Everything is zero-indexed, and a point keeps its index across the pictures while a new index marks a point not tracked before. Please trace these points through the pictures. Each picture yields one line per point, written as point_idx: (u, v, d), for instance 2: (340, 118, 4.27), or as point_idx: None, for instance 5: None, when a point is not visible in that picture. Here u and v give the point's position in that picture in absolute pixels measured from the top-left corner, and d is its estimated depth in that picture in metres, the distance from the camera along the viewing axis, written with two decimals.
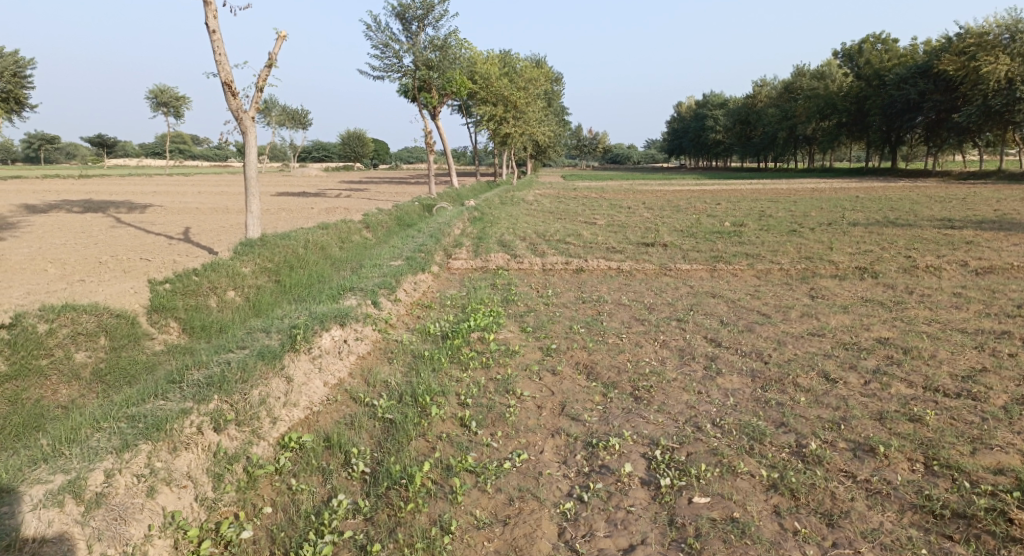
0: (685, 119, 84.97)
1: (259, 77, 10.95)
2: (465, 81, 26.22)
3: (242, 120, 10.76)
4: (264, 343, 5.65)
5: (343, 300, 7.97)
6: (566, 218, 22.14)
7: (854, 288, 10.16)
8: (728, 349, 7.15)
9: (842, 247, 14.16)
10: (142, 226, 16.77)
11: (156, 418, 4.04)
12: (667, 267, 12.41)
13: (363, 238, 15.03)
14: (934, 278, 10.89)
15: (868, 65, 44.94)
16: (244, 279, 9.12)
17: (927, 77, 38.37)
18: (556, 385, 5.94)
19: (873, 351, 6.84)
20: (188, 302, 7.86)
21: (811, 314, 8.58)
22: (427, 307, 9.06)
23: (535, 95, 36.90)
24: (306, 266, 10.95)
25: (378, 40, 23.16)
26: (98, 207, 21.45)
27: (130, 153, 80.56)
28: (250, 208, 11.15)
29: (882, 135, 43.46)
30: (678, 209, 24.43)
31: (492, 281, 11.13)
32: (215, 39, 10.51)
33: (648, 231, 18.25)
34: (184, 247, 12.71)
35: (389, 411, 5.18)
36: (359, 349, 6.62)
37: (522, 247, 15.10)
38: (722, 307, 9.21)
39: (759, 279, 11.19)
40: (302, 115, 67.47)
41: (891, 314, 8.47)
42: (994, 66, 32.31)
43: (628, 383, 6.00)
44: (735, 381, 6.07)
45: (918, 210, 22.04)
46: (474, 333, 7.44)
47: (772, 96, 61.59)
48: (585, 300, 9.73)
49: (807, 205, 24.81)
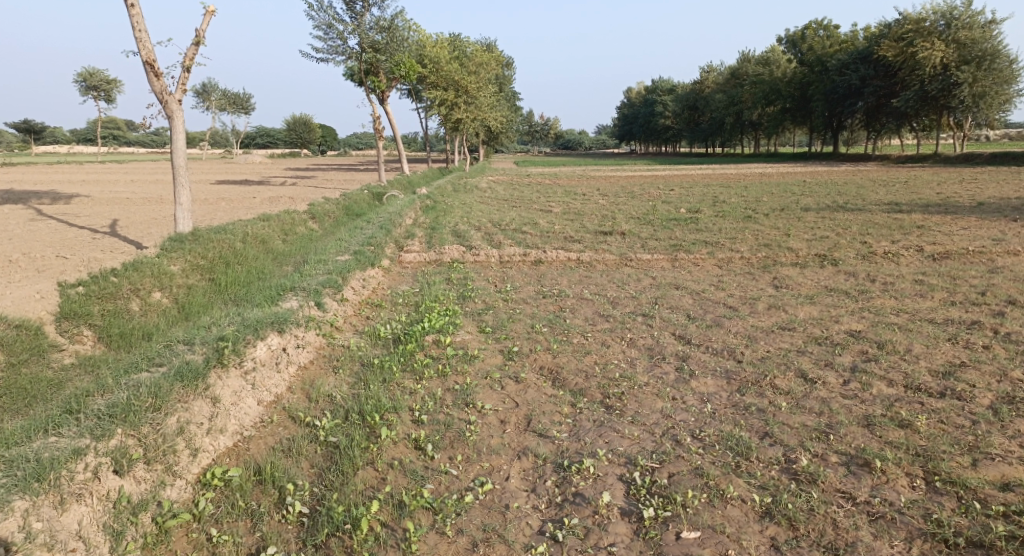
0: (635, 104, 85.49)
1: (185, 56, 9.95)
2: (414, 65, 25.28)
3: (167, 103, 9.77)
4: (185, 358, 4.90)
5: (282, 302, 7.22)
6: (521, 205, 21.60)
7: (816, 277, 9.97)
8: (698, 347, 6.76)
9: (798, 234, 14.08)
10: (63, 219, 15.40)
11: (36, 466, 3.34)
12: (628, 257, 12.03)
13: (308, 229, 14.13)
14: (892, 264, 10.83)
15: (811, 51, 45.76)
16: (172, 278, 8.23)
17: (868, 63, 39.27)
18: (519, 395, 5.42)
19: (846, 346, 6.59)
20: (105, 307, 6.97)
21: (778, 306, 8.29)
22: (376, 306, 8.38)
23: (486, 79, 36.08)
24: (244, 261, 10.09)
25: (320, 21, 21.99)
26: (17, 198, 19.71)
27: (59, 139, 75.97)
28: (179, 199, 10.20)
29: (825, 120, 44.47)
30: (633, 195, 24.22)
31: (446, 276, 10.52)
32: (134, 14, 9.47)
33: (605, 218, 17.92)
34: (109, 242, 11.60)
35: (332, 434, 4.56)
36: (298, 359, 5.92)
37: (477, 237, 14.50)
38: (687, 300, 8.86)
39: (721, 269, 10.93)
40: (245, 99, 64.67)
41: (858, 304, 8.26)
42: (930, 53, 33.22)
43: (598, 391, 5.52)
44: (710, 385, 5.66)
45: (865, 194, 22.37)
46: (429, 336, 6.83)
47: (719, 82, 62.32)
48: (546, 294, 9.22)
49: (758, 190, 24.96)
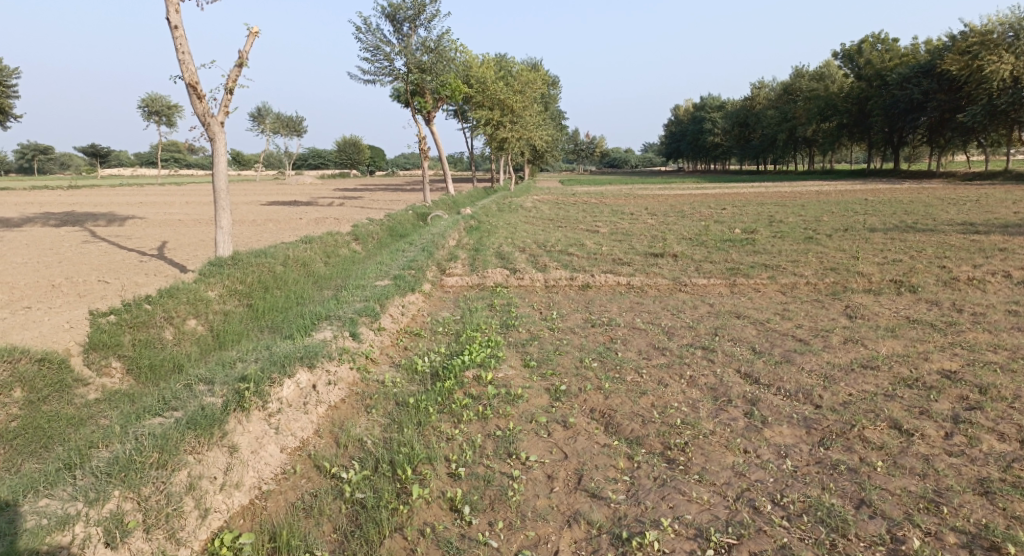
0: (682, 122, 84.20)
1: (228, 78, 9.86)
2: (459, 85, 25.22)
3: (210, 126, 9.68)
4: (203, 400, 4.55)
5: (316, 333, 6.84)
6: (568, 225, 21.08)
7: (894, 305, 9.06)
8: (768, 388, 6.04)
9: (866, 257, 13.06)
10: (116, 240, 15.67)
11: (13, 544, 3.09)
12: (681, 282, 11.32)
13: (351, 251, 13.93)
14: (979, 292, 9.80)
15: (868, 64, 43.98)
16: (209, 304, 8.00)
17: (931, 76, 37.40)
18: (568, 444, 4.84)
19: (942, 390, 5.76)
20: (136, 337, 6.77)
21: (855, 340, 7.47)
22: (415, 335, 7.94)
23: (533, 98, 35.91)
24: (284, 286, 9.86)
25: (368, 43, 22.16)
26: (76, 220, 20.26)
27: (125, 162, 79.63)
28: (220, 222, 10.04)
29: (885, 136, 42.54)
30: (683, 215, 23.37)
31: (489, 301, 10.07)
32: (178, 37, 9.43)
33: (655, 239, 17.22)
34: (155, 265, 11.62)
35: (360, 489, 4.09)
36: (329, 398, 5.49)
37: (521, 260, 14.02)
38: (750, 331, 8.11)
39: (785, 296, 10.12)
40: (297, 122, 66.41)
41: (947, 339, 7.37)
42: (998, 66, 31.37)
43: (657, 440, 4.89)
44: (787, 436, 4.95)
45: (934, 213, 20.95)
46: (469, 371, 6.32)
47: (770, 98, 60.70)
48: (595, 323, 8.63)
49: (816, 209, 23.77)
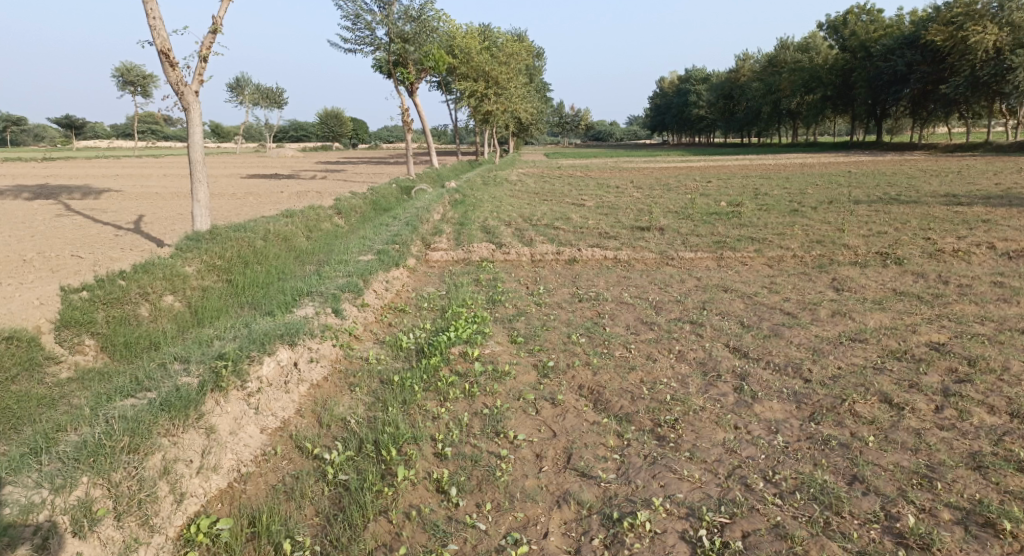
0: (668, 94, 83.73)
1: (202, 45, 9.46)
2: (443, 55, 24.65)
3: (184, 95, 9.30)
4: (178, 380, 4.38)
5: (297, 310, 6.65)
6: (553, 199, 20.88)
7: (881, 278, 9.04)
8: (757, 362, 5.98)
9: (852, 229, 13.04)
10: (90, 214, 15.22)
11: None
12: (668, 255, 11.22)
13: (334, 226, 13.65)
14: (964, 264, 9.80)
15: (853, 36, 43.76)
16: (187, 280, 7.76)
17: (915, 48, 37.28)
18: (557, 422, 4.75)
19: (930, 363, 5.73)
20: (110, 314, 6.54)
21: (843, 313, 7.43)
22: (399, 311, 7.78)
23: (517, 69, 35.31)
24: (265, 261, 9.62)
25: (348, 11, 21.53)
26: (49, 194, 19.66)
27: (100, 134, 77.63)
28: (196, 196, 9.72)
29: (868, 108, 42.55)
30: (669, 188, 23.27)
31: (475, 276, 9.92)
32: (148, 1, 9.01)
33: (641, 213, 17.10)
34: (131, 240, 11.29)
35: (343, 470, 3.98)
36: (311, 377, 5.34)
37: (507, 233, 13.84)
38: (738, 305, 8.05)
39: (771, 269, 10.08)
40: (278, 94, 64.95)
41: (934, 311, 7.35)
42: (982, 37, 31.30)
43: (648, 417, 4.82)
44: (778, 410, 4.90)
45: (917, 185, 21.02)
46: (455, 347, 6.19)
47: (755, 70, 60.38)
48: (582, 298, 8.53)
49: (801, 181, 23.75)
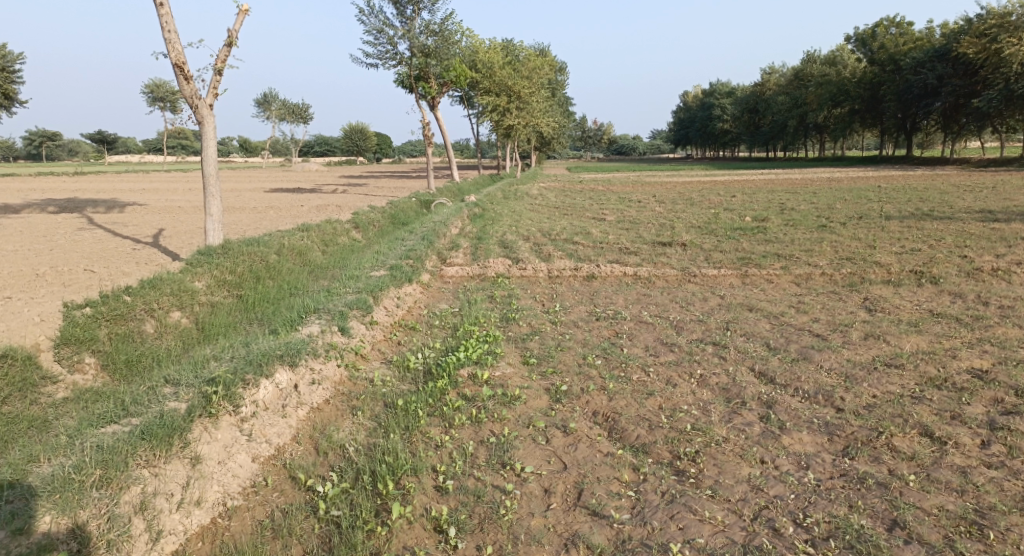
0: (691, 108, 83.20)
1: (217, 58, 9.43)
2: (464, 70, 24.64)
3: (197, 108, 9.26)
4: (166, 405, 4.26)
5: (302, 328, 6.45)
6: (573, 213, 20.59)
7: (916, 298, 8.57)
8: (784, 389, 5.59)
9: (883, 246, 12.52)
10: (112, 228, 15.33)
11: None
12: (690, 272, 10.86)
13: (350, 239, 13.54)
14: (1005, 284, 9.26)
15: (881, 48, 42.97)
16: (196, 296, 7.64)
17: (946, 60, 36.45)
18: (568, 452, 4.45)
19: (973, 392, 5.29)
20: (114, 330, 6.42)
21: (876, 335, 7.00)
22: (410, 329, 7.53)
23: (540, 84, 35.23)
24: (277, 276, 9.47)
25: (371, 26, 21.63)
26: (75, 207, 19.95)
27: (132, 150, 79.51)
28: (209, 210, 9.64)
29: (898, 122, 41.63)
30: (692, 202, 22.85)
31: (489, 292, 9.67)
32: (164, 14, 9.00)
33: (663, 227, 16.75)
34: (147, 253, 11.27)
35: (335, 505, 3.79)
36: (311, 400, 5.13)
37: (525, 248, 13.59)
38: (764, 325, 7.66)
39: (799, 287, 9.66)
40: (304, 109, 65.90)
41: (974, 334, 6.88)
42: (1017, 49, 30.45)
43: (666, 448, 4.50)
44: (808, 443, 4.53)
45: (951, 200, 20.31)
46: (464, 369, 5.91)
47: (780, 84, 59.67)
48: (599, 316, 8.21)
49: (829, 196, 23.15)
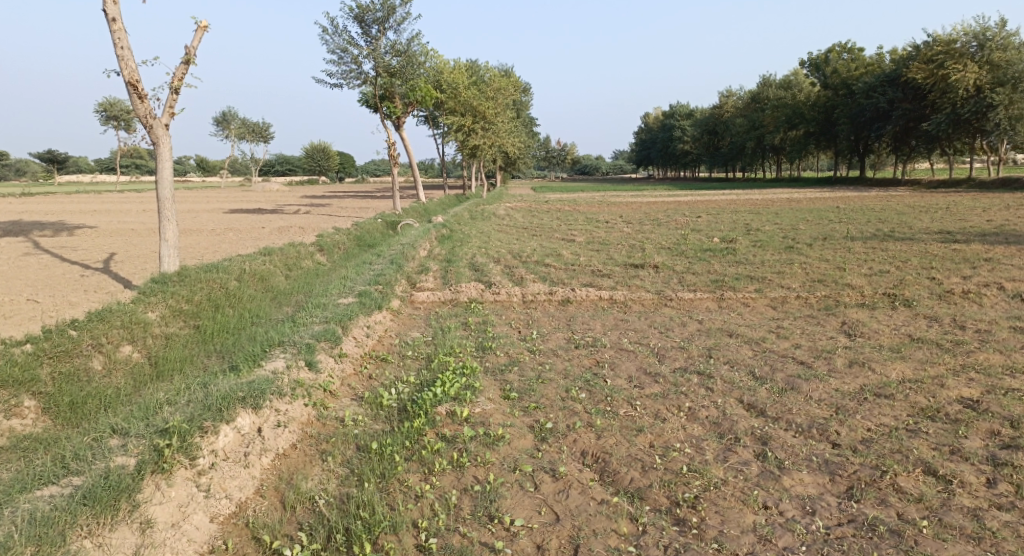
0: (652, 130, 84.74)
1: (174, 76, 8.96)
2: (430, 89, 24.42)
3: (152, 129, 8.76)
4: (114, 463, 3.86)
5: (266, 364, 5.99)
6: (542, 234, 20.41)
7: (893, 322, 8.55)
8: (777, 422, 5.38)
9: (852, 268, 12.63)
10: (59, 252, 14.47)
11: None
12: (666, 296, 10.70)
13: (315, 263, 13.04)
14: (977, 306, 9.34)
15: (835, 74, 44.43)
16: (150, 328, 7.11)
17: (896, 85, 37.80)
18: (560, 501, 4.15)
19: (969, 424, 5.18)
20: (57, 369, 5.86)
21: (861, 362, 6.88)
22: (381, 361, 7.13)
23: (506, 105, 35.21)
24: (238, 303, 8.96)
25: (335, 45, 21.26)
26: (20, 230, 18.90)
27: (84, 169, 76.84)
28: (164, 235, 9.08)
29: (851, 144, 42.97)
30: (658, 223, 22.95)
31: (463, 318, 9.33)
32: (117, 30, 8.51)
33: (634, 249, 16.69)
34: (97, 280, 10.61)
35: None
36: (276, 445, 4.67)
37: (496, 271, 13.30)
38: (746, 352, 7.49)
39: (776, 311, 9.59)
40: (264, 128, 64.84)
41: (957, 360, 6.83)
42: (962, 75, 31.77)
43: (663, 493, 4.23)
44: (809, 485, 4.32)
45: (909, 221, 20.83)
46: (443, 405, 5.54)
47: (738, 106, 61.23)
48: (578, 344, 7.93)
49: (791, 217, 23.53)
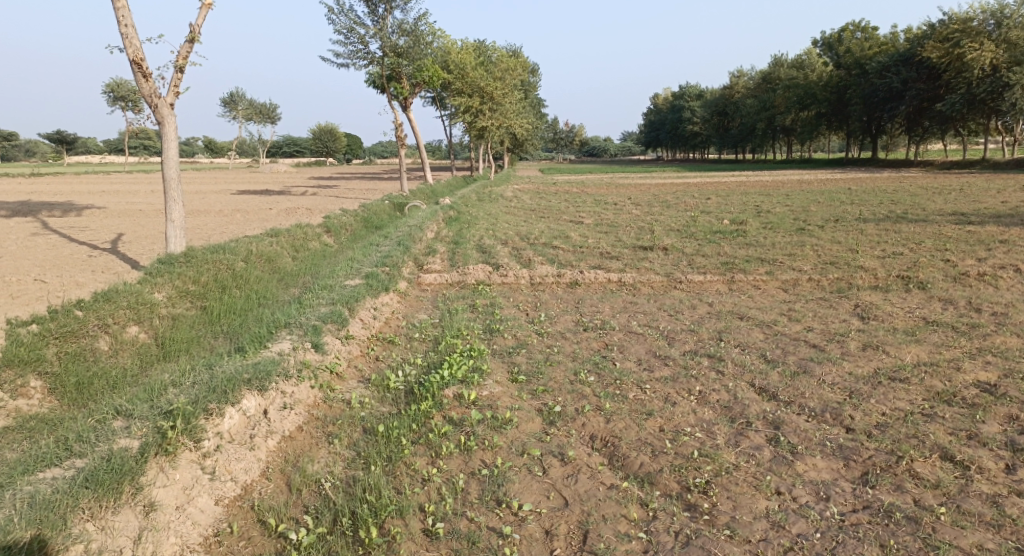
0: (661, 111, 83.83)
1: (178, 55, 8.84)
2: (437, 69, 24.14)
3: (157, 108, 8.66)
4: (117, 445, 3.83)
5: (272, 345, 5.94)
6: (550, 216, 20.25)
7: (907, 305, 8.40)
8: (789, 406, 5.28)
9: (865, 250, 12.44)
10: (68, 233, 14.48)
11: None
12: (676, 278, 10.58)
13: (322, 244, 12.97)
14: (993, 289, 9.16)
15: (848, 53, 43.63)
16: (157, 309, 7.07)
17: (910, 65, 37.08)
18: (569, 485, 4.09)
19: (986, 409, 5.07)
20: (64, 349, 5.84)
21: (875, 346, 6.76)
22: (388, 343, 7.07)
23: (513, 85, 34.84)
24: (245, 285, 8.91)
25: (341, 24, 21.01)
26: (29, 211, 18.94)
27: (93, 150, 77.03)
28: (170, 215, 9.03)
29: (863, 125, 42.33)
30: (667, 204, 22.71)
31: (471, 300, 9.26)
32: (120, 7, 8.38)
33: (643, 231, 16.53)
34: (104, 261, 10.59)
35: None
36: (282, 427, 4.63)
37: (504, 253, 13.20)
38: (757, 335, 7.38)
39: (787, 294, 9.45)
40: (271, 109, 64.66)
41: (973, 344, 6.69)
42: (979, 54, 31.10)
43: (674, 478, 4.16)
44: (823, 470, 4.24)
45: (922, 203, 20.49)
46: (450, 388, 5.47)
47: (749, 87, 60.39)
48: (587, 326, 7.84)
49: (802, 199, 23.23)
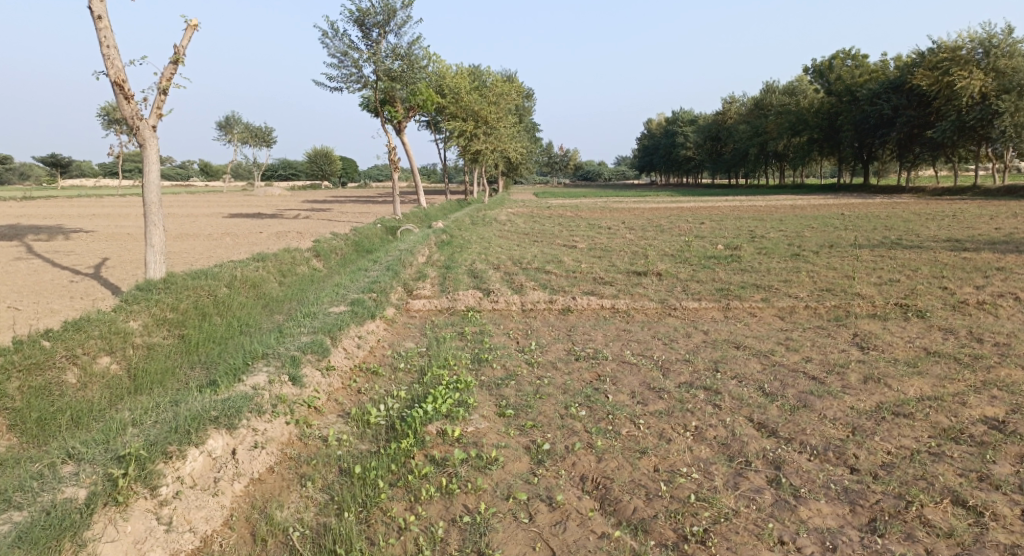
0: (655, 135, 84.50)
1: (162, 77, 8.67)
2: (431, 94, 24.16)
3: (139, 130, 8.46)
4: (62, 494, 3.64)
5: (247, 378, 5.64)
6: (544, 240, 20.10)
7: (907, 334, 8.19)
8: (791, 444, 5.01)
9: (861, 276, 12.27)
10: (51, 257, 14.19)
11: None
12: (670, 305, 10.35)
13: (310, 269, 12.71)
14: (993, 318, 8.98)
15: (838, 80, 44.13)
16: (131, 338, 6.78)
17: (900, 92, 37.44)
18: (555, 535, 3.82)
19: (997, 447, 4.83)
20: (27, 382, 5.53)
21: (877, 378, 6.52)
22: (372, 374, 6.78)
23: (508, 110, 34.96)
24: (227, 311, 8.63)
25: (335, 49, 21.01)
26: (15, 234, 18.63)
27: (87, 172, 76.90)
28: (150, 240, 8.78)
29: (855, 151, 42.63)
30: (662, 229, 22.60)
31: (459, 328, 9.00)
32: (103, 28, 8.23)
33: (637, 255, 16.36)
34: (84, 286, 10.29)
35: None
36: (251, 469, 4.35)
37: (495, 278, 12.97)
38: (755, 366, 7.13)
39: (784, 322, 9.24)
40: (267, 133, 64.77)
41: (978, 376, 6.46)
42: (968, 82, 31.41)
43: (669, 526, 3.90)
44: (828, 516, 3.98)
45: (916, 229, 20.42)
46: (433, 423, 5.18)
47: (742, 113, 60.92)
48: (579, 356, 7.58)
49: (796, 224, 23.16)
